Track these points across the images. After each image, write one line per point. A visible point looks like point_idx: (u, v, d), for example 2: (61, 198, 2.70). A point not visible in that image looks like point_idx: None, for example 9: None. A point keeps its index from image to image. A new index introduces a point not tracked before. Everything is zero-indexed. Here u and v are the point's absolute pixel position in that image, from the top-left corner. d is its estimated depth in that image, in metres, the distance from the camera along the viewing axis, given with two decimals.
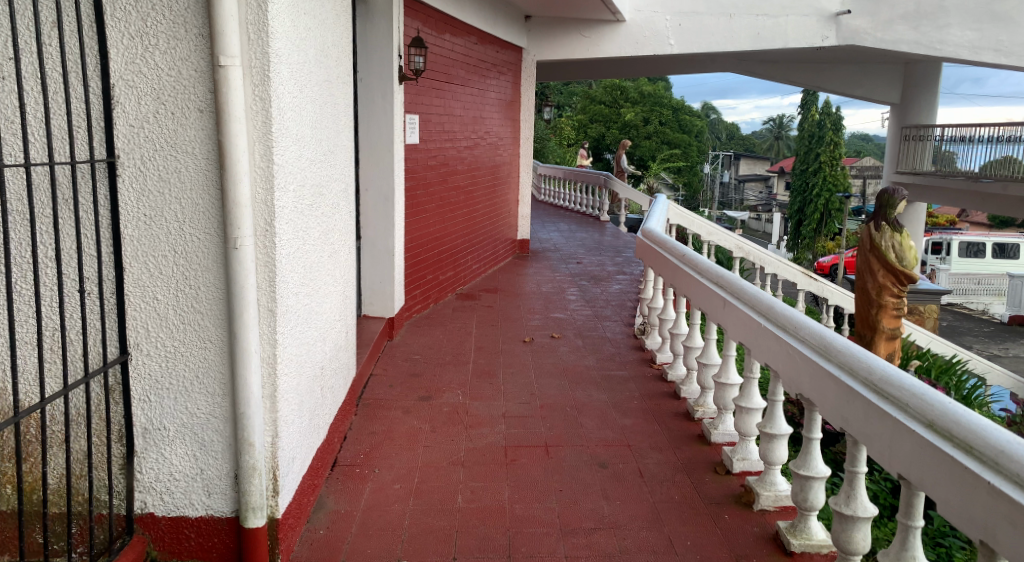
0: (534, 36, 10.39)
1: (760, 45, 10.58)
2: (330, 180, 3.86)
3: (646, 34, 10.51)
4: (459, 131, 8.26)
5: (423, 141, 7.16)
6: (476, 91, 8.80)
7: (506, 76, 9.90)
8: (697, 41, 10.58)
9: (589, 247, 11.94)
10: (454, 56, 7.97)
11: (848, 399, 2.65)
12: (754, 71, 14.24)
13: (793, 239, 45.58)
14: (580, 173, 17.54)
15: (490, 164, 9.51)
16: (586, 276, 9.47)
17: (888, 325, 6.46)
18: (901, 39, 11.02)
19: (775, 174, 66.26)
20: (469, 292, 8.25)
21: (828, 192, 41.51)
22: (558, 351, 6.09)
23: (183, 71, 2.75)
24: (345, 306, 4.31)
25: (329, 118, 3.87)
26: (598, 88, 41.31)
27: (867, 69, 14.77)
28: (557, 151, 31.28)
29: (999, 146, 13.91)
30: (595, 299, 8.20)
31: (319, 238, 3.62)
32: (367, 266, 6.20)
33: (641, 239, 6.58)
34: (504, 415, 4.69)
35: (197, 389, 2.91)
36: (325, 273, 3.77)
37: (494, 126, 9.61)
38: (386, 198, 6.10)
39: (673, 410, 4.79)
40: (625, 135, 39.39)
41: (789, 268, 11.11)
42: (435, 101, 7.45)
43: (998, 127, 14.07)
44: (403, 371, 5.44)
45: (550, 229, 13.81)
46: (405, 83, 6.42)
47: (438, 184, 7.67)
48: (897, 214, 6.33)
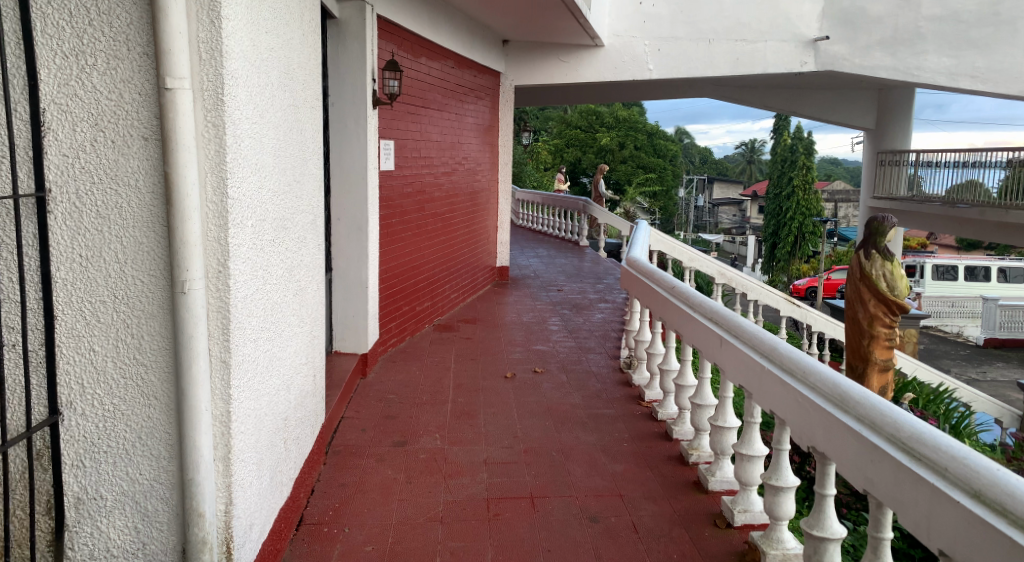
0: (512, 60, 10.23)
1: (740, 70, 10.52)
2: (295, 212, 3.56)
3: (625, 59, 10.39)
4: (436, 157, 8.00)
5: (398, 168, 6.88)
6: (454, 116, 8.57)
7: (484, 100, 9.69)
8: (676, 66, 10.48)
9: (569, 274, 11.70)
10: (431, 80, 7.74)
11: (870, 457, 2.38)
12: (732, 97, 14.25)
13: (769, 262, 45.94)
14: (558, 198, 17.38)
15: (468, 190, 9.26)
16: (567, 304, 9.21)
17: (880, 356, 6.25)
18: (879, 65, 11.05)
19: (749, 197, 66.99)
20: (447, 324, 7.94)
21: (802, 216, 41.97)
22: (541, 388, 5.78)
23: (126, 96, 2.46)
24: (312, 347, 3.98)
25: (295, 145, 3.57)
26: (574, 113, 41.56)
27: (842, 94, 14.86)
28: (535, 176, 31.24)
29: (963, 171, 14.08)
30: (578, 329, 7.93)
31: (282, 276, 3.31)
32: (339, 298, 5.88)
33: (627, 269, 6.35)
34: (485, 462, 4.37)
35: (140, 453, 2.57)
36: (289, 313, 3.45)
37: (472, 151, 9.37)
38: (359, 228, 5.79)
39: (665, 454, 4.50)
40: (601, 160, 39.55)
41: (771, 294, 10.96)
42: (411, 126, 7.20)
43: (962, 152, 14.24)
44: (377, 413, 5.09)
45: (529, 255, 13.57)
46: (379, 107, 6.16)
47: (415, 212, 7.39)
48: (888, 242, 6.16)
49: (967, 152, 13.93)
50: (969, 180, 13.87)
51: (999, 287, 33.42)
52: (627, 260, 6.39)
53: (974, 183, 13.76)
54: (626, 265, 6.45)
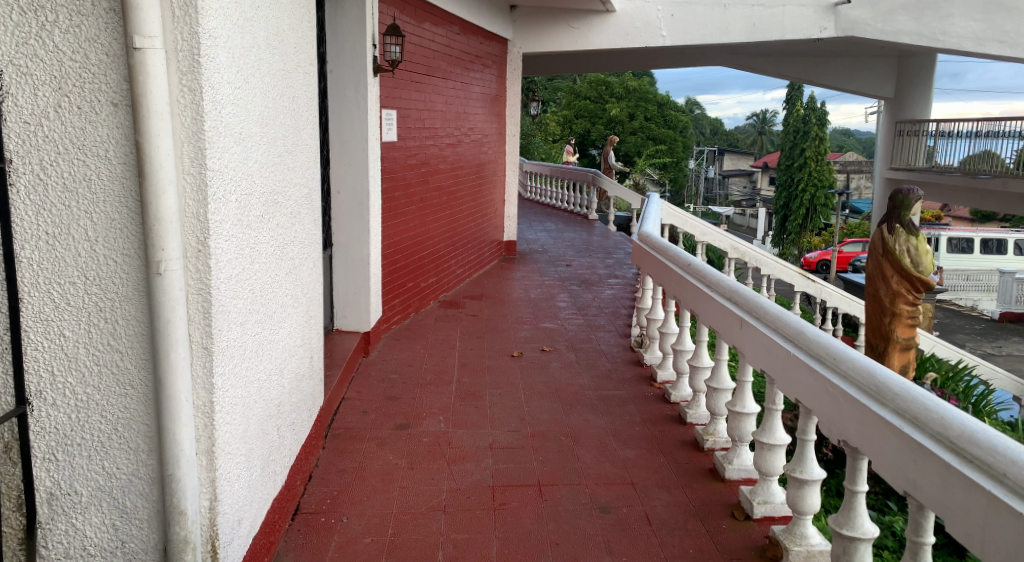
0: (519, 26, 9.88)
1: (756, 36, 10.12)
2: (285, 186, 3.33)
3: (637, 25, 10.01)
4: (441, 128, 7.72)
5: (401, 138, 6.62)
6: (459, 85, 8.27)
7: (491, 69, 9.37)
8: (690, 33, 10.09)
9: (578, 248, 11.45)
10: (435, 47, 7.43)
11: (912, 456, 2.17)
12: (747, 65, 13.82)
13: (779, 234, 45.43)
14: (566, 170, 17.06)
15: (474, 162, 8.99)
16: (576, 280, 8.99)
17: (902, 335, 6.01)
18: (902, 31, 10.62)
19: (760, 169, 66.14)
20: (452, 300, 7.74)
21: (814, 188, 41.35)
22: (550, 368, 5.59)
23: (91, 56, 2.21)
24: (308, 328, 3.78)
25: (285, 113, 3.33)
26: (583, 83, 40.87)
27: (861, 62, 14.36)
28: (543, 148, 30.81)
29: (978, 141, 13.80)
30: (587, 305, 7.71)
31: (272, 254, 3.09)
32: (340, 275, 5.68)
33: (639, 243, 6.12)
34: (491, 447, 4.19)
35: (117, 445, 2.39)
36: (281, 293, 3.24)
37: (479, 122, 9.08)
38: (360, 202, 5.57)
39: (679, 438, 4.31)
40: (611, 131, 38.99)
41: (786, 269, 10.70)
42: (415, 95, 6.92)
43: (977, 122, 13.93)
44: (379, 394, 4.92)
45: (537, 228, 13.31)
46: (380, 75, 5.88)
47: (419, 185, 7.14)
48: (913, 216, 5.91)
49: (982, 122, 13.62)
50: (984, 150, 13.59)
51: (1016, 260, 32.91)
52: (640, 234, 6.15)
53: (989, 153, 13.48)
54: (638, 240, 6.21)
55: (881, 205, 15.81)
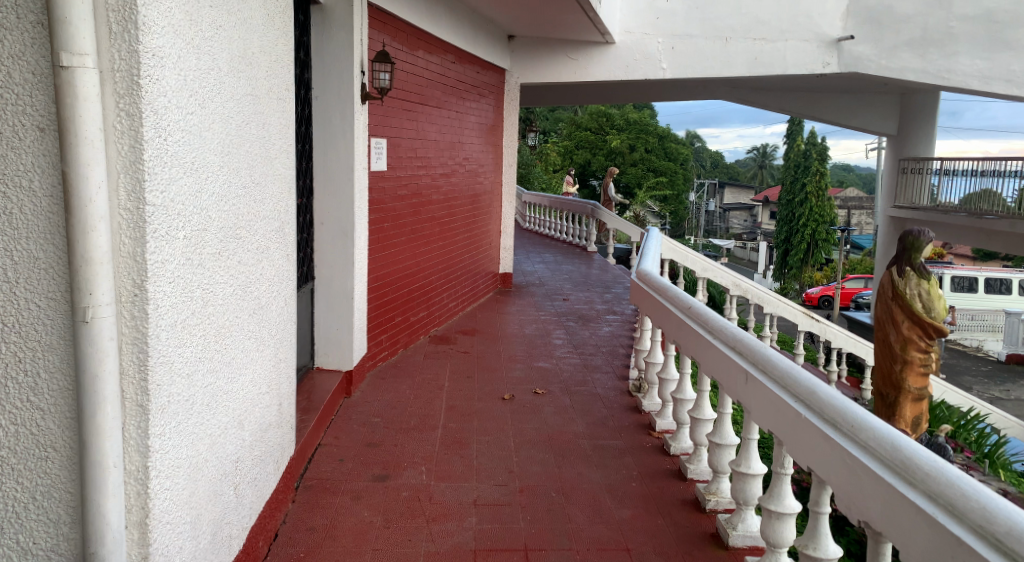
0: (517, 57, 9.75)
1: (758, 70, 9.96)
2: (250, 218, 3.07)
3: (637, 57, 9.87)
4: (435, 157, 7.51)
5: (392, 168, 6.39)
6: (454, 114, 8.08)
7: (488, 99, 9.19)
8: (691, 65, 9.94)
9: (576, 281, 11.18)
10: (429, 75, 7.25)
11: (949, 550, 1.87)
12: (748, 99, 13.71)
13: (780, 268, 45.21)
14: (566, 201, 16.87)
15: (469, 193, 8.77)
16: (573, 315, 8.70)
17: (915, 384, 5.72)
18: (906, 67, 10.48)
19: (760, 203, 66.18)
20: (443, 335, 7.44)
21: (815, 223, 41.26)
22: (542, 413, 5.27)
23: (16, 74, 1.95)
24: (276, 371, 3.49)
25: (252, 140, 3.07)
26: (584, 115, 41.03)
27: (863, 98, 14.23)
28: (543, 178, 30.75)
29: (978, 180, 13.72)
30: (583, 343, 7.41)
31: (230, 295, 2.82)
32: (322, 309, 5.39)
33: (636, 281, 5.84)
34: (474, 503, 3.86)
35: (33, 518, 2.06)
36: (241, 337, 2.96)
37: (474, 152, 8.88)
38: (345, 234, 5.31)
39: (679, 497, 3.98)
40: (612, 162, 39.02)
41: (789, 308, 10.40)
42: (407, 124, 6.71)
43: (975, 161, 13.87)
44: (358, 440, 4.60)
45: (535, 260, 13.07)
46: (369, 102, 5.69)
47: (410, 216, 6.89)
48: (924, 259, 5.62)
49: (983, 161, 13.58)
50: (985, 189, 13.49)
51: None
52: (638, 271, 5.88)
53: (991, 192, 13.38)
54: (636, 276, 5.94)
55: (886, 244, 15.55)
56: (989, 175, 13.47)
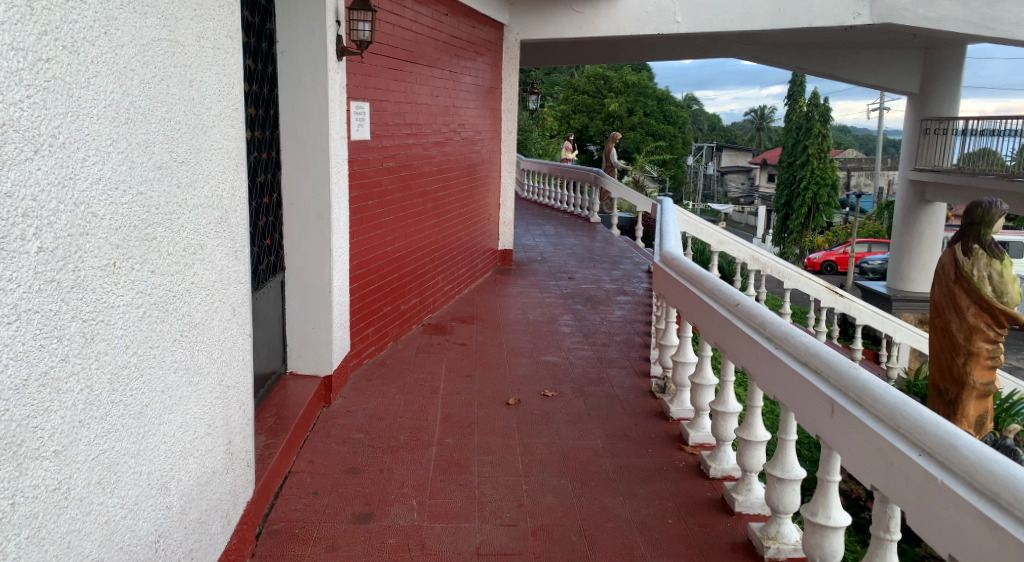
0: (517, 10, 8.83)
1: (782, 23, 9.02)
2: (171, 210, 2.26)
3: (649, 10, 8.92)
4: (426, 123, 6.65)
5: (375, 137, 5.55)
6: (448, 75, 7.21)
7: (483, 57, 8.29)
8: (708, 18, 8.99)
9: (581, 257, 10.38)
10: (418, 30, 6.36)
11: None
12: (763, 57, 12.76)
13: (781, 233, 44.41)
14: (566, 169, 15.99)
15: (465, 163, 7.92)
16: (580, 297, 7.93)
17: (981, 379, 4.93)
18: (948, 17, 9.63)
19: (759, 166, 65.06)
20: (438, 324, 6.68)
21: (817, 186, 40.37)
22: (553, 424, 4.53)
23: None
24: (221, 403, 2.72)
25: (171, 103, 2.24)
26: (580, 77, 39.85)
27: (884, 54, 13.31)
28: (541, 144, 29.80)
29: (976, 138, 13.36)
30: (595, 331, 6.64)
31: (134, 320, 2.01)
32: (295, 304, 4.62)
33: (660, 265, 5.04)
34: (477, 553, 3.13)
35: None
36: (157, 374, 2.16)
37: (470, 117, 8.01)
38: (319, 216, 4.49)
39: (728, 539, 3.24)
40: (609, 126, 37.98)
41: (810, 283, 9.60)
42: (393, 85, 5.84)
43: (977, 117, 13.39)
44: (336, 466, 3.87)
45: (535, 233, 12.26)
46: (346, 59, 4.79)
47: (398, 191, 6.07)
48: (995, 235, 4.90)
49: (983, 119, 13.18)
50: (982, 149, 13.17)
51: None
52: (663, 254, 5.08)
53: (988, 152, 13.09)
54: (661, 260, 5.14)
55: (905, 211, 14.56)
56: (988, 134, 13.11)
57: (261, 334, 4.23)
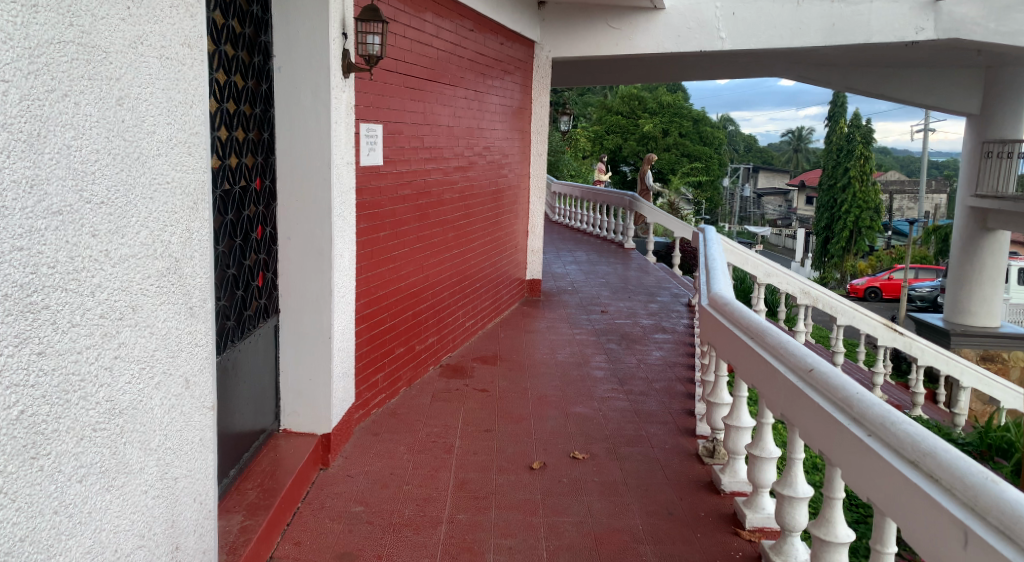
0: (549, 27, 8.38)
1: (835, 38, 8.32)
2: (79, 267, 1.68)
3: (690, 25, 8.32)
4: (447, 146, 6.13)
5: (389, 163, 5.03)
6: (473, 94, 6.70)
7: (511, 76, 7.78)
8: (755, 34, 8.34)
9: (615, 287, 9.73)
10: (440, 45, 5.87)
11: None
12: (809, 76, 12.07)
13: (820, 257, 43.07)
14: (599, 192, 15.39)
15: (491, 188, 7.38)
16: (614, 334, 7.29)
17: None
18: (1022, 31, 8.85)
19: (797, 188, 63.62)
20: (457, 364, 6.11)
21: (859, 209, 39.08)
22: (584, 496, 3.89)
23: None
24: (164, 504, 2.14)
25: (83, 126, 1.69)
26: (614, 98, 39.39)
27: (940, 72, 12.52)
28: (573, 165, 29.32)
29: None
30: (630, 376, 5.99)
31: (4, 427, 1.42)
32: (290, 351, 4.08)
33: (708, 308, 4.41)
34: None
35: None
36: (47, 494, 1.56)
37: (497, 139, 7.48)
38: (317, 252, 3.97)
39: None
40: (643, 147, 37.37)
41: (866, 319, 8.80)
42: (410, 105, 5.33)
43: None
44: (325, 549, 3.28)
45: (566, 260, 11.66)
46: (353, 76, 4.26)
47: (415, 219, 5.54)
48: None
49: None
50: None
51: None
52: (711, 295, 4.45)
53: None
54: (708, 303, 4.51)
55: (963, 238, 13.63)
56: None
57: (247, 388, 3.70)
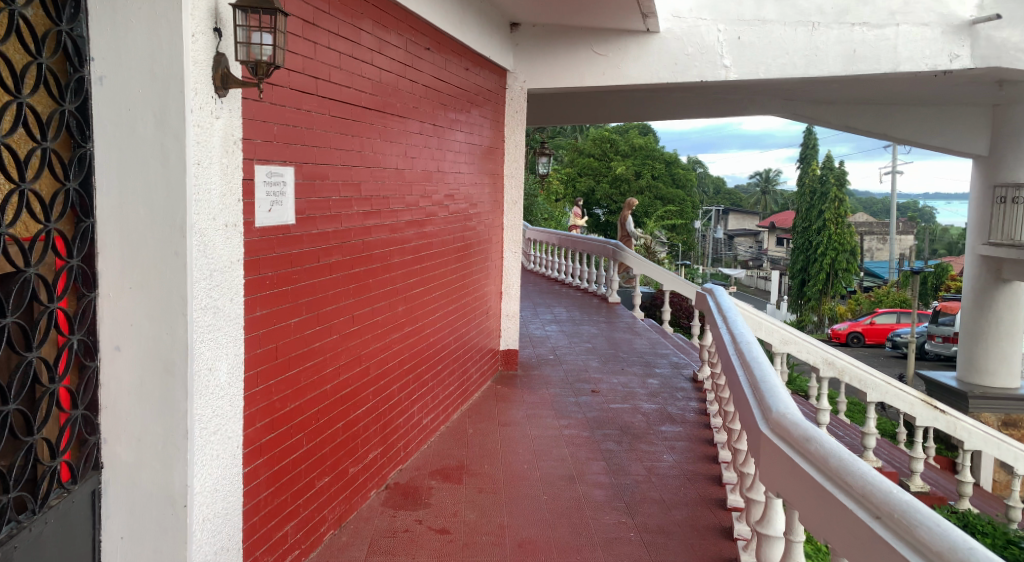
0: (521, 53, 7.19)
1: (859, 67, 7.17)
2: None
3: (689, 52, 7.09)
4: (396, 195, 4.70)
5: (306, 224, 3.57)
6: (430, 130, 5.31)
7: (480, 108, 6.45)
8: (764, 62, 7.14)
9: (603, 355, 8.29)
10: (384, 65, 4.48)
11: None
12: (807, 114, 10.99)
13: (796, 299, 42.42)
14: (577, 239, 14.07)
15: (455, 244, 5.95)
16: (611, 426, 5.84)
17: None
18: None
19: (768, 229, 63.57)
20: (410, 485, 4.59)
21: (834, 252, 38.52)
22: None
23: None
24: None
25: None
26: (587, 140, 38.60)
27: (946, 111, 11.54)
28: (547, 207, 28.10)
29: None
30: (641, 499, 4.52)
31: None
32: (119, 531, 2.51)
33: (777, 442, 2.86)
34: None
35: None
36: None
37: (462, 184, 6.08)
38: (164, 369, 2.47)
39: None
40: (616, 190, 36.49)
41: (902, 395, 7.48)
42: (339, 140, 3.90)
43: None
44: None
45: (545, 320, 10.22)
46: (230, 98, 2.78)
47: (349, 295, 4.07)
48: None
49: None
50: None
51: None
52: (781, 423, 2.90)
53: None
54: (775, 434, 2.96)
55: (975, 290, 12.55)
56: None
57: None
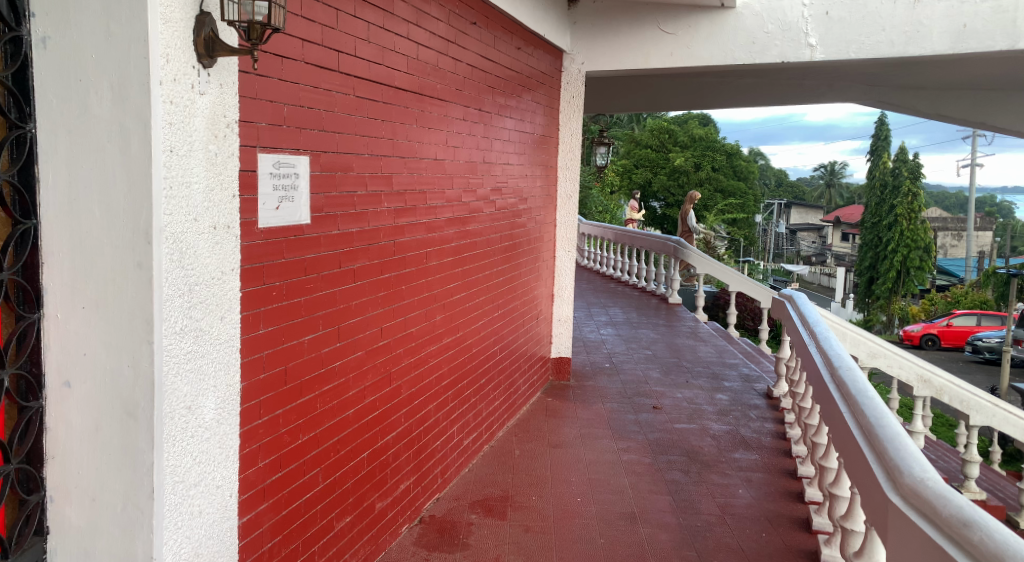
0: (580, 33, 6.54)
1: (967, 43, 6.20)
2: None
3: (768, 29, 6.31)
4: (435, 189, 4.14)
5: (324, 223, 3.03)
6: (476, 116, 4.73)
7: (532, 93, 5.84)
8: (855, 40, 6.31)
9: (664, 364, 7.61)
10: (423, 40, 3.91)
11: None
12: (893, 101, 9.98)
13: (863, 298, 40.48)
14: (634, 235, 13.32)
15: (502, 243, 5.37)
16: (675, 451, 5.18)
17: None
18: None
19: (834, 224, 61.08)
20: (446, 519, 4.03)
21: (907, 249, 36.48)
22: None
23: None
24: None
25: None
26: (644, 131, 37.55)
27: None
28: (602, 200, 27.32)
29: None
30: (715, 546, 3.86)
31: None
32: None
33: (915, 520, 2.18)
34: None
35: None
36: None
37: (511, 178, 5.49)
38: (125, 413, 1.97)
39: None
40: (674, 182, 35.40)
41: (1012, 420, 6.64)
42: (367, 126, 3.35)
43: None
44: None
45: (601, 323, 9.56)
46: (216, 72, 2.20)
47: (377, 305, 3.52)
48: None
49: None
50: None
51: None
52: (919, 494, 2.23)
53: None
54: (910, 505, 2.28)
55: None
56: None
57: None
